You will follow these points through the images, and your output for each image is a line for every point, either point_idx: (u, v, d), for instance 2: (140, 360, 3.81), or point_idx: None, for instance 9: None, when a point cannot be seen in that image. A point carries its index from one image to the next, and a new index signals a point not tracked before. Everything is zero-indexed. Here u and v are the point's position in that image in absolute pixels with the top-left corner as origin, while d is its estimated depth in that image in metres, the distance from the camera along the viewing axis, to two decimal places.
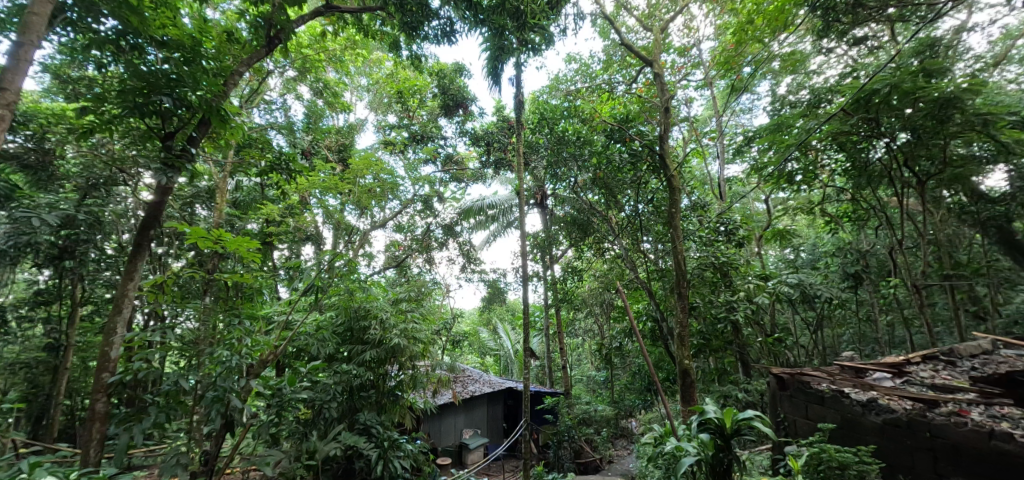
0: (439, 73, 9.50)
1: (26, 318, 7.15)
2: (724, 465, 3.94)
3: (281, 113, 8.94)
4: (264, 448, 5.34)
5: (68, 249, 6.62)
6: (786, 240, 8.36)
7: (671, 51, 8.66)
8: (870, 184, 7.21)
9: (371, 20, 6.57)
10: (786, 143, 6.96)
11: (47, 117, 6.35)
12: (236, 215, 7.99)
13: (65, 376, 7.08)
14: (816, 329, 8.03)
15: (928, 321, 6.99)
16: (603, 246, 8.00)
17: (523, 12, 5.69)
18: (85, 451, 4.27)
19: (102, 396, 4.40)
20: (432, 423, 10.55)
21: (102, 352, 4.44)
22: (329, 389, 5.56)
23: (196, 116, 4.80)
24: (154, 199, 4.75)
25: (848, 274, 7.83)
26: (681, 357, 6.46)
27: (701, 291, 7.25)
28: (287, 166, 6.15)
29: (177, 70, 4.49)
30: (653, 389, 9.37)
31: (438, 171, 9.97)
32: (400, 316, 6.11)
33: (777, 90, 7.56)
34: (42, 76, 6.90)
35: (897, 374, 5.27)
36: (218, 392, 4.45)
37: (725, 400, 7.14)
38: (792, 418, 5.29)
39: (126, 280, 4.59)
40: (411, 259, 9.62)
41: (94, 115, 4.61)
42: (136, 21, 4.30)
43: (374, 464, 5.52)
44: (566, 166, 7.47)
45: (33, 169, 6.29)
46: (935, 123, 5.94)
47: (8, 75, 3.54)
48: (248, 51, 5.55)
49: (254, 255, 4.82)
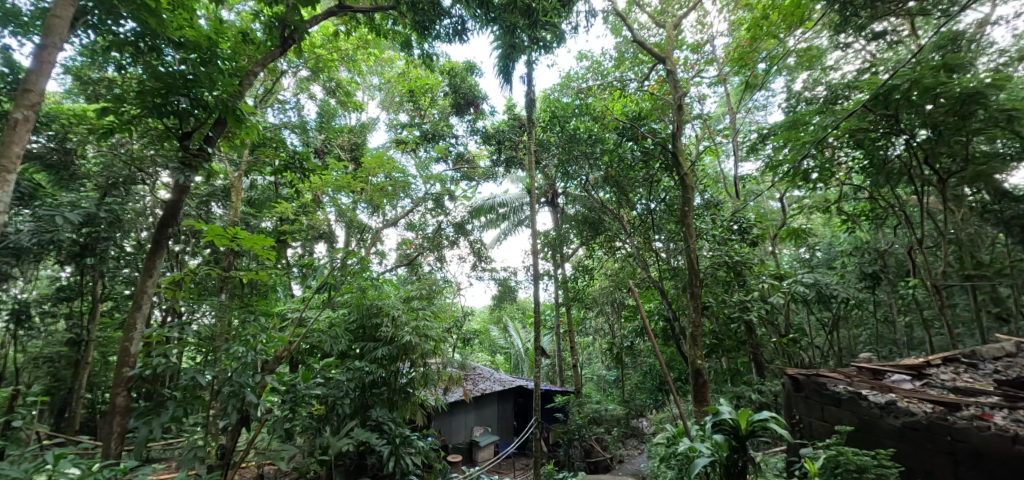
0: (450, 72, 9.47)
1: (48, 313, 7.35)
2: (738, 467, 3.95)
3: (295, 112, 9.05)
4: (279, 442, 5.49)
5: (89, 246, 6.70)
6: (802, 239, 8.20)
7: (684, 47, 8.53)
8: (889, 182, 7.04)
9: (383, 19, 6.61)
10: (803, 140, 6.82)
11: (69, 118, 6.48)
12: (251, 213, 8.11)
13: (87, 371, 7.20)
14: (832, 330, 7.90)
15: (949, 322, 6.87)
16: (615, 244, 8.03)
17: (536, 9, 5.65)
18: (105, 444, 4.39)
19: (123, 391, 4.49)
20: (443, 420, 10.62)
21: (122, 346, 4.53)
22: (342, 385, 5.61)
23: (212, 116, 4.86)
24: (171, 198, 4.82)
25: (866, 274, 7.71)
26: (693, 357, 6.41)
27: (714, 291, 7.21)
28: (301, 164, 6.27)
29: (193, 71, 4.59)
30: (665, 389, 9.29)
31: (449, 169, 9.89)
32: (412, 314, 6.21)
33: (793, 86, 7.37)
34: (63, 77, 7.11)
35: (917, 377, 5.17)
36: (234, 388, 4.56)
37: (738, 401, 6.99)
38: (808, 419, 5.15)
39: (144, 277, 4.69)
40: (422, 257, 9.67)
41: (113, 115, 4.70)
42: (154, 22, 4.45)
43: (386, 460, 5.68)
44: (577, 164, 7.44)
45: (55, 169, 6.49)
46: (957, 120, 5.82)
47: (31, 76, 3.69)
48: (263, 51, 5.62)
49: (269, 254, 4.89)
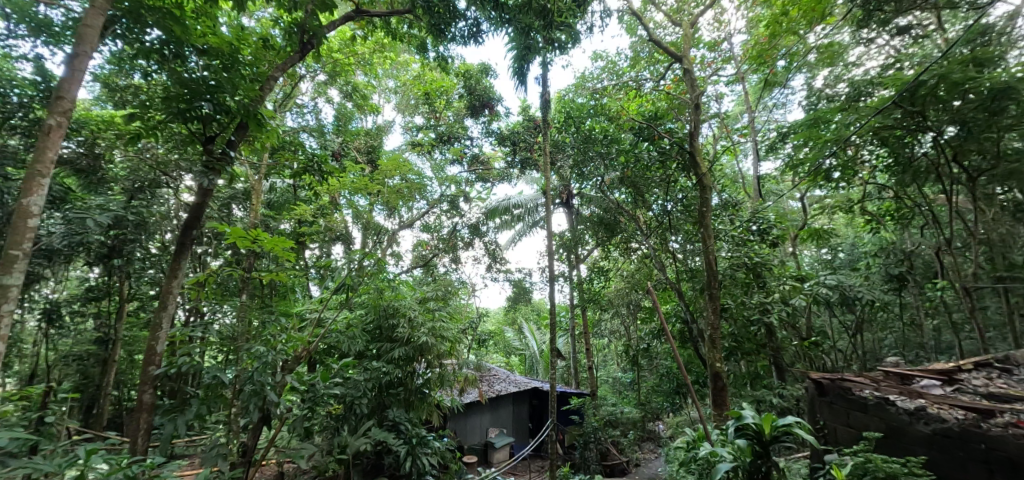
0: (465, 74, 9.53)
1: (78, 313, 7.61)
2: (762, 472, 3.88)
3: (313, 116, 9.21)
4: (299, 441, 5.56)
5: (117, 247, 6.91)
6: (824, 240, 8.01)
7: (701, 45, 8.41)
8: (914, 181, 6.79)
9: (399, 23, 6.67)
10: (825, 138, 6.67)
11: (98, 124, 6.72)
12: (271, 215, 8.28)
13: (114, 368, 7.46)
14: (856, 333, 7.69)
15: (979, 326, 6.77)
16: (630, 246, 7.76)
17: (551, 10, 5.71)
18: (133, 440, 4.47)
19: (149, 388, 4.59)
20: (458, 421, 10.63)
21: (148, 346, 4.65)
22: (360, 385, 5.75)
23: (234, 120, 4.98)
24: (195, 201, 4.93)
25: (892, 275, 7.50)
26: (712, 360, 6.29)
27: (733, 292, 7.09)
28: (320, 168, 6.51)
29: (216, 77, 4.69)
30: (683, 392, 9.16)
31: (464, 171, 9.96)
32: (428, 315, 6.26)
33: (813, 83, 7.21)
34: (92, 84, 7.39)
35: (947, 382, 4.99)
36: (255, 386, 4.65)
37: (758, 405, 6.84)
38: (833, 425, 4.99)
39: (170, 278, 4.80)
40: (437, 258, 9.64)
41: (139, 121, 4.84)
42: (179, 30, 4.61)
43: (403, 460, 5.73)
44: (593, 164, 7.38)
45: (85, 173, 6.73)
46: (987, 116, 5.63)
47: (63, 84, 3.80)
48: (282, 56, 5.73)
49: (289, 255, 4.99)
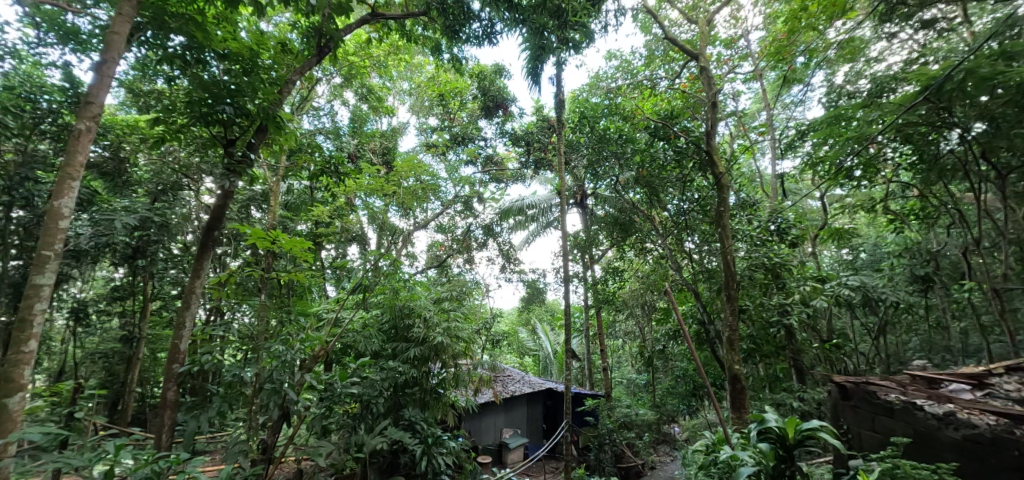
0: (479, 75, 9.56)
1: (104, 312, 7.83)
2: (785, 476, 3.78)
3: (329, 118, 9.35)
4: (316, 439, 5.64)
5: (141, 248, 7.10)
6: (846, 240, 7.82)
7: (717, 43, 8.30)
8: (941, 179, 6.60)
9: (413, 25, 6.72)
10: (846, 136, 6.52)
11: (123, 128, 6.92)
12: (288, 217, 8.42)
13: (138, 366, 7.65)
14: (880, 335, 7.48)
15: (1010, 328, 6.56)
16: (645, 246, 7.79)
17: (565, 10, 5.73)
18: (157, 436, 4.61)
19: (174, 385, 4.72)
20: (472, 422, 10.63)
21: (171, 344, 4.77)
22: (376, 385, 5.66)
23: (254, 124, 5.10)
24: (217, 203, 5.05)
25: (917, 276, 7.26)
26: (730, 362, 6.19)
27: (751, 293, 6.96)
28: (337, 168, 6.53)
29: (236, 81, 4.81)
30: (699, 394, 9.03)
31: (478, 172, 10.00)
32: (443, 315, 6.30)
33: (833, 79, 7.05)
34: (117, 90, 7.60)
35: (978, 386, 4.83)
36: (275, 385, 4.72)
37: (778, 409, 6.70)
38: (857, 430, 4.86)
39: (192, 279, 4.93)
40: (451, 259, 9.79)
41: (163, 125, 4.97)
42: (200, 36, 4.67)
43: (418, 459, 5.76)
44: (607, 164, 7.39)
45: (111, 176, 6.94)
46: (1018, 111, 5.45)
47: (92, 90, 3.93)
48: (300, 60, 5.83)
49: (307, 255, 5.07)
